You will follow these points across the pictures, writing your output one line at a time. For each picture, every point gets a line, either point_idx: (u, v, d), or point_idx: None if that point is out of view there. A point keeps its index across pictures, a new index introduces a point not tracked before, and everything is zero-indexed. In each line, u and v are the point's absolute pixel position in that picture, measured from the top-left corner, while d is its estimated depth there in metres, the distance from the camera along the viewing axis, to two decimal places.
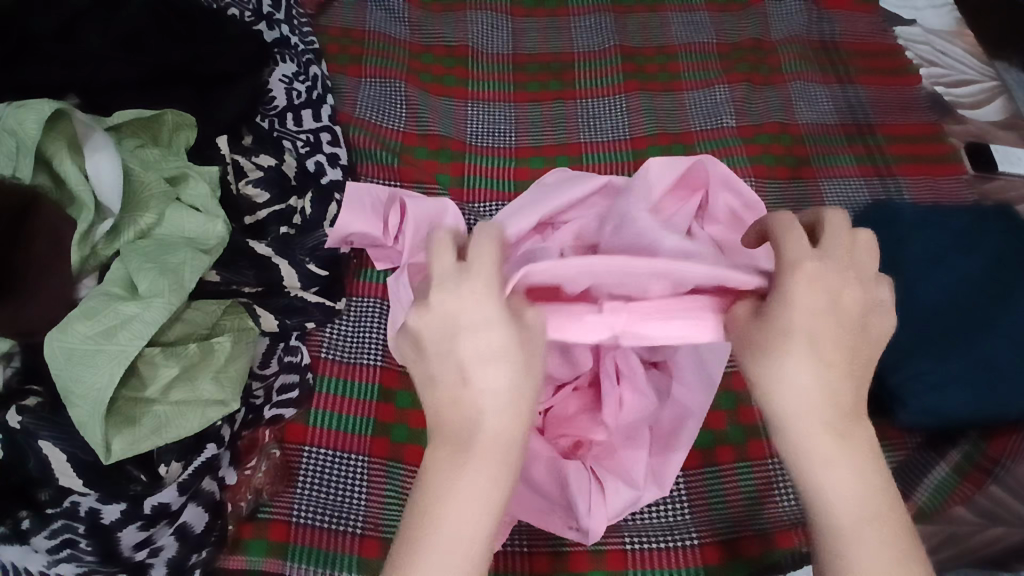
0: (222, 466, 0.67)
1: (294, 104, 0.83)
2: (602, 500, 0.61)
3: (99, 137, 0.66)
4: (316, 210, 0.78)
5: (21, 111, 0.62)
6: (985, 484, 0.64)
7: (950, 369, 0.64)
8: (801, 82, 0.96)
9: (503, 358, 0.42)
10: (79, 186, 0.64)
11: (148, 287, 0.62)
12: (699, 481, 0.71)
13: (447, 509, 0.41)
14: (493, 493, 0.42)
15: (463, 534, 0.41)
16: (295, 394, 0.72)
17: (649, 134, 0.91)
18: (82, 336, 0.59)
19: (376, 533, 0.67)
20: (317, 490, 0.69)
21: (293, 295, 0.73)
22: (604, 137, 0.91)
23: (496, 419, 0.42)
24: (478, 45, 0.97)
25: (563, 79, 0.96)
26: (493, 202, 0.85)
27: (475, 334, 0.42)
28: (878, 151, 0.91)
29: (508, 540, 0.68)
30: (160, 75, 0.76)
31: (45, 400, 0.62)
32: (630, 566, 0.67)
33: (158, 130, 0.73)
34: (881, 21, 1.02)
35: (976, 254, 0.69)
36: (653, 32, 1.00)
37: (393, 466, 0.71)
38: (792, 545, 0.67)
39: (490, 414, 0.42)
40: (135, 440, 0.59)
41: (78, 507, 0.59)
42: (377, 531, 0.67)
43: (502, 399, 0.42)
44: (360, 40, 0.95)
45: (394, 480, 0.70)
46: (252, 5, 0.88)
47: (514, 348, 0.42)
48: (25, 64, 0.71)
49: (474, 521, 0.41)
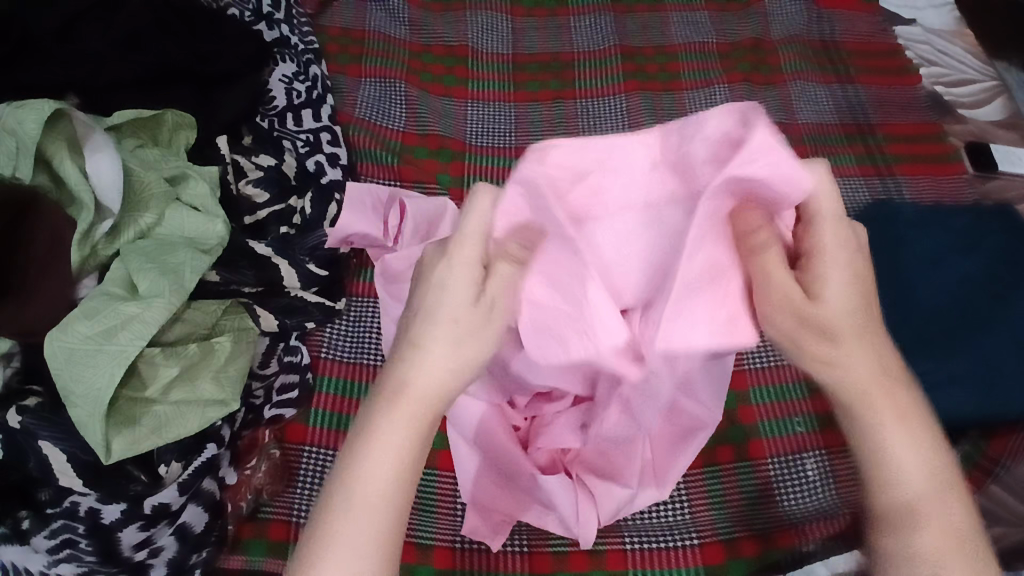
0: (222, 466, 0.67)
1: (294, 104, 0.83)
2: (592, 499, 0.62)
3: (99, 137, 0.66)
4: (316, 210, 0.78)
5: (21, 111, 0.62)
6: (986, 484, 0.64)
7: (950, 370, 0.64)
8: (801, 81, 0.96)
9: (458, 317, 0.45)
10: (79, 186, 0.63)
11: (148, 287, 0.62)
12: (700, 481, 0.71)
13: (367, 447, 0.43)
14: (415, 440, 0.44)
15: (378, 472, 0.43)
16: (295, 395, 0.71)
17: None
18: (82, 336, 0.59)
19: (409, 537, 0.68)
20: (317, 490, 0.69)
21: (293, 296, 0.73)
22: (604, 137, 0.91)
23: (431, 373, 0.45)
24: (478, 44, 0.97)
25: (562, 79, 0.96)
26: None
27: (445, 300, 0.45)
28: (878, 151, 0.91)
29: (508, 540, 0.68)
30: (160, 75, 0.76)
31: (45, 399, 0.62)
32: (630, 566, 0.67)
33: (158, 131, 0.73)
34: (881, 21, 1.02)
35: (975, 254, 0.69)
36: (653, 32, 1.00)
37: (428, 472, 0.71)
38: (792, 544, 0.67)
39: (430, 366, 0.45)
40: (135, 440, 0.60)
41: (78, 507, 0.59)
42: (410, 535, 0.68)
43: (444, 361, 0.45)
44: (360, 40, 0.95)
45: (428, 488, 0.70)
46: (251, 5, 0.88)
47: (472, 310, 0.45)
48: (25, 64, 0.71)
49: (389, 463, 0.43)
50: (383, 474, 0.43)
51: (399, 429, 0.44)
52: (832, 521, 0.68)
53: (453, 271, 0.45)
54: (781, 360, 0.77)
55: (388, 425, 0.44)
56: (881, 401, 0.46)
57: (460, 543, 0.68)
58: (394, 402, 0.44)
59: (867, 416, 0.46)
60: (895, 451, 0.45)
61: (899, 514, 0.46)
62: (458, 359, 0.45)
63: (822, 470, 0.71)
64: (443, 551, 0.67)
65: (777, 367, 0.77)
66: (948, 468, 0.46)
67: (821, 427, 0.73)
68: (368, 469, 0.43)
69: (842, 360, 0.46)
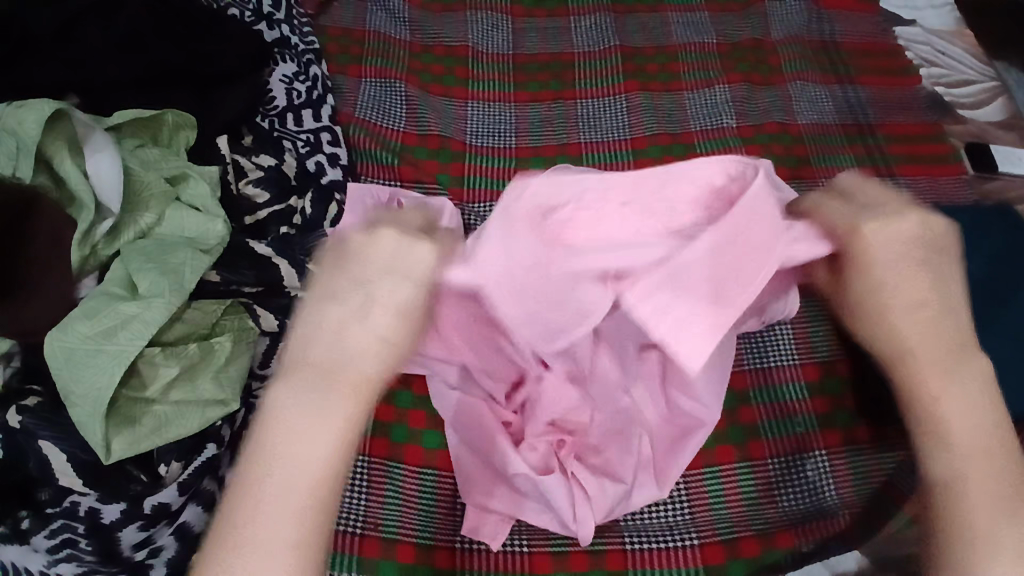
0: (223, 467, 0.65)
1: (294, 104, 0.83)
2: (585, 496, 0.63)
3: (99, 137, 0.66)
4: (316, 210, 0.77)
5: (22, 111, 0.62)
6: None
7: None
8: (801, 81, 0.96)
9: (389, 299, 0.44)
10: (79, 185, 0.64)
11: (148, 286, 0.62)
12: (700, 481, 0.71)
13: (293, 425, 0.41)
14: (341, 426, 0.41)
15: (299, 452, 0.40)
16: None
17: (649, 134, 0.91)
18: (82, 336, 0.59)
19: (376, 532, 0.67)
20: None
21: (293, 295, 0.71)
22: (604, 137, 0.91)
23: (362, 355, 0.43)
24: (478, 44, 0.97)
25: (563, 79, 0.96)
26: (492, 202, 0.85)
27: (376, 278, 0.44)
28: (878, 152, 0.91)
29: (508, 540, 0.68)
30: (160, 75, 0.76)
31: (45, 399, 0.61)
32: (630, 566, 0.67)
33: (158, 130, 0.73)
34: (882, 21, 1.02)
35: (976, 254, 0.69)
36: (653, 32, 1.00)
37: (394, 466, 0.71)
38: (792, 545, 0.68)
39: (360, 347, 0.43)
40: (135, 440, 0.60)
41: (78, 507, 0.59)
42: (377, 530, 0.68)
43: (370, 344, 0.43)
44: (360, 40, 0.95)
45: (394, 482, 0.70)
46: (251, 5, 0.88)
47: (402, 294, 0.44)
48: (27, 64, 0.72)
49: (312, 445, 0.40)
50: (307, 457, 0.40)
51: (328, 414, 0.41)
52: (831, 521, 0.68)
53: (393, 253, 0.44)
54: (780, 360, 0.77)
55: (308, 402, 0.41)
56: (921, 323, 0.45)
57: (460, 543, 0.68)
58: (321, 382, 0.42)
59: (901, 332, 0.46)
60: (932, 379, 0.45)
61: (938, 438, 0.45)
62: (381, 344, 0.43)
63: (821, 470, 0.71)
64: (444, 551, 0.67)
65: (776, 366, 0.77)
66: (992, 406, 0.45)
67: (821, 427, 0.73)
68: (284, 448, 0.40)
69: (896, 281, 0.46)
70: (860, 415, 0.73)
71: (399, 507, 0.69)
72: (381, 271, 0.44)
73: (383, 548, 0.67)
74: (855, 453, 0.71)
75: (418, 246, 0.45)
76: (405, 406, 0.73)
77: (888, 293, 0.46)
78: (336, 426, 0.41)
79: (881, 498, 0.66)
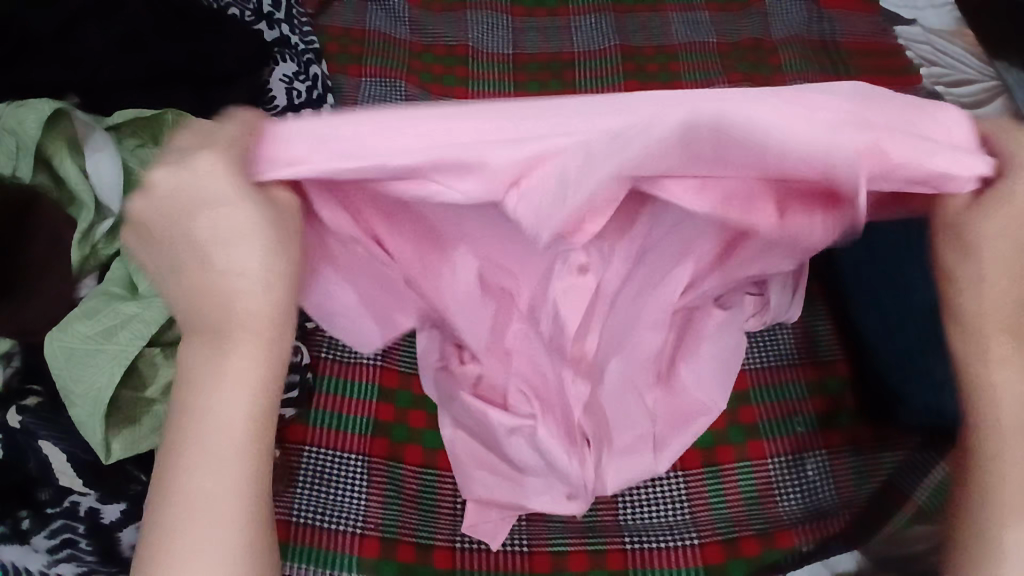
0: None
1: (294, 104, 0.84)
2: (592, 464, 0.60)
3: (99, 136, 0.65)
4: None
5: (21, 111, 0.62)
6: None
7: None
8: (801, 81, 0.96)
9: (241, 224, 0.38)
10: (79, 185, 0.63)
11: (148, 286, 0.61)
12: (700, 481, 0.71)
13: (204, 401, 0.41)
14: (251, 385, 0.41)
15: (219, 425, 0.41)
16: (295, 394, 0.70)
17: None
18: (83, 336, 0.59)
19: (376, 532, 0.67)
20: (317, 490, 0.69)
21: None
22: None
23: (248, 300, 0.40)
24: (478, 44, 0.97)
25: (563, 79, 0.96)
26: None
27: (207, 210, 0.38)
28: None
29: (508, 540, 0.68)
30: (160, 74, 0.76)
31: (45, 399, 0.61)
32: (630, 566, 0.67)
33: (158, 129, 0.71)
34: (881, 21, 1.02)
35: None
36: (653, 32, 1.00)
37: (394, 466, 0.71)
38: (792, 545, 0.68)
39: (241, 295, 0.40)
40: (135, 441, 0.60)
41: (78, 507, 0.60)
42: (377, 530, 0.68)
43: (247, 283, 0.39)
44: (360, 40, 0.95)
45: (394, 481, 0.70)
46: (251, 4, 0.87)
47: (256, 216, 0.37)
48: (27, 64, 0.72)
49: (229, 411, 0.41)
50: (211, 434, 0.40)
51: (237, 375, 0.41)
52: (830, 521, 0.68)
53: (212, 177, 0.36)
54: (780, 359, 0.77)
55: (214, 371, 0.41)
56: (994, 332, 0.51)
57: (460, 543, 0.68)
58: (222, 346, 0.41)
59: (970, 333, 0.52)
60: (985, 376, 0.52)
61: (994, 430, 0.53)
62: (251, 279, 0.39)
63: (821, 470, 0.71)
64: (444, 551, 0.67)
65: (777, 366, 0.76)
66: None
67: (822, 427, 0.73)
68: (202, 424, 0.41)
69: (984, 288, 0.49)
70: (859, 415, 0.72)
71: (399, 507, 0.69)
72: (192, 211, 0.38)
73: (384, 548, 0.67)
74: (855, 453, 0.71)
75: (200, 167, 0.36)
76: (405, 405, 0.73)
77: (972, 296, 0.50)
78: (224, 397, 0.41)
79: (881, 498, 0.66)
